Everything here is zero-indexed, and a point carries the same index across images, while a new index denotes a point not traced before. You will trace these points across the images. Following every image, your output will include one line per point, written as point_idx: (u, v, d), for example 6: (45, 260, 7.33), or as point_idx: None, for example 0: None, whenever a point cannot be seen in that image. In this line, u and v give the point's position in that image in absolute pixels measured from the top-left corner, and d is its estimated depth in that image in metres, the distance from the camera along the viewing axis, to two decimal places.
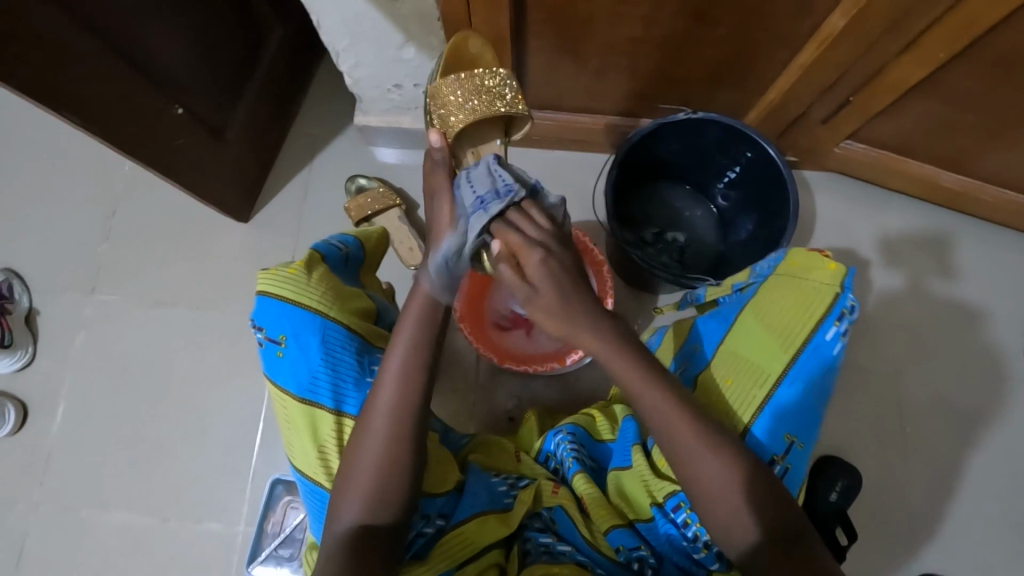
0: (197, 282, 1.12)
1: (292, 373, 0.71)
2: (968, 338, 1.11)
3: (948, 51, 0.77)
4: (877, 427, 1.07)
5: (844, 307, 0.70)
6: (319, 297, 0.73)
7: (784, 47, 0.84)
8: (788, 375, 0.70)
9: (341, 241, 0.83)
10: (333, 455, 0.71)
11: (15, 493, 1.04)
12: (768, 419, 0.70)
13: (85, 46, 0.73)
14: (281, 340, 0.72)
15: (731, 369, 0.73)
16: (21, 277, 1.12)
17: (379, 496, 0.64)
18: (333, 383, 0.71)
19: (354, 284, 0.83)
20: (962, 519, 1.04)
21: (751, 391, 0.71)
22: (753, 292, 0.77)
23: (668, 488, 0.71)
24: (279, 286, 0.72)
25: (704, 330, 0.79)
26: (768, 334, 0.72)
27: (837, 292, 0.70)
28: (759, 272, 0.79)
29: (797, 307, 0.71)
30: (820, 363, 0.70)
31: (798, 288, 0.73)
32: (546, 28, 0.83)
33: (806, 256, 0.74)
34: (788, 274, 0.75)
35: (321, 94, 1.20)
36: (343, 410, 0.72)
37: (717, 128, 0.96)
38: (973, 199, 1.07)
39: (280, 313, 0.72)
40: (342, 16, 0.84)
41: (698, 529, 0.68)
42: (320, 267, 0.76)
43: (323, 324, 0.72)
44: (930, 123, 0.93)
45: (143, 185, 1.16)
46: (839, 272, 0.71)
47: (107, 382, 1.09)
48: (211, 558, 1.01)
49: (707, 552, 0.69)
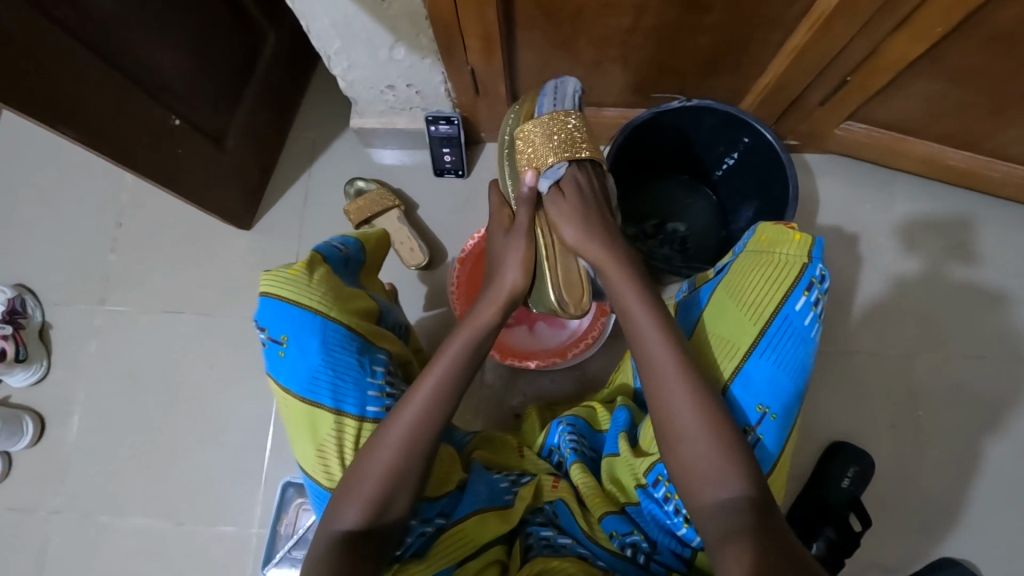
0: (203, 289, 1.14)
1: (293, 373, 0.72)
2: (982, 319, 1.08)
3: (946, 26, 0.75)
4: (890, 413, 1.05)
5: (812, 277, 0.70)
6: (319, 298, 0.73)
7: (776, 31, 0.82)
8: (758, 347, 0.69)
9: (342, 241, 0.84)
10: (334, 455, 0.72)
11: (36, 501, 1.07)
12: (739, 389, 0.70)
13: (78, 61, 0.74)
14: (283, 341, 0.73)
15: (705, 345, 0.73)
16: (31, 292, 1.15)
17: (384, 497, 0.65)
18: (334, 384, 0.72)
19: (357, 285, 0.84)
20: (980, 503, 1.02)
21: (723, 364, 0.71)
22: (724, 269, 0.74)
23: (647, 464, 0.72)
24: (280, 288, 0.73)
25: (686, 312, 0.78)
26: (737, 308, 0.71)
27: (804, 263, 0.70)
28: (733, 250, 0.76)
29: (764, 281, 0.70)
30: (792, 335, 0.69)
31: (767, 262, 0.71)
32: (534, 22, 0.82)
33: (774, 231, 0.72)
34: (757, 250, 0.72)
35: (319, 98, 1.21)
36: (344, 409, 0.72)
37: (714, 115, 0.95)
38: (982, 176, 1.05)
39: (282, 315, 0.72)
40: (331, 21, 0.84)
41: (678, 504, 0.68)
42: (321, 268, 0.77)
43: (322, 325, 0.73)
44: (932, 100, 0.91)
45: (148, 195, 1.18)
46: (805, 243, 0.70)
47: (121, 391, 1.11)
48: (227, 560, 1.03)
49: (689, 529, 0.69)
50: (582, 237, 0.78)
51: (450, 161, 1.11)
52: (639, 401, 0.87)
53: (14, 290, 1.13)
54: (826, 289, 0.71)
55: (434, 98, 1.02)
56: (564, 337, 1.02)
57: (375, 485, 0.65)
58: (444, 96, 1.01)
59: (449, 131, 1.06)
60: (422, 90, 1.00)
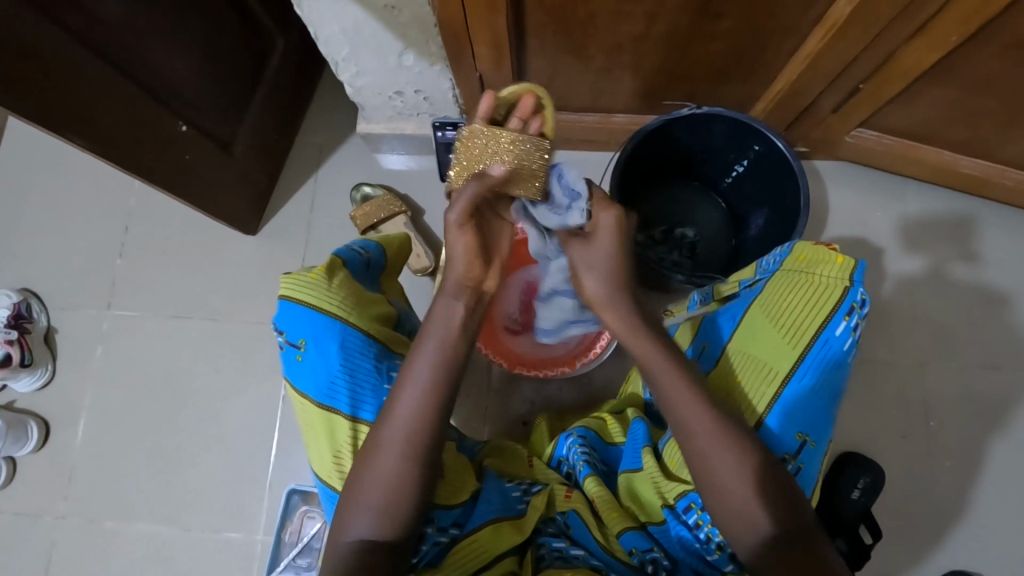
0: (209, 294, 1.13)
1: (311, 377, 0.73)
2: (993, 329, 1.07)
3: (962, 34, 0.74)
4: (899, 421, 1.04)
5: (853, 301, 0.69)
6: (340, 303, 0.73)
7: (788, 38, 0.81)
8: (797, 372, 0.69)
9: (362, 245, 0.84)
10: (349, 460, 0.72)
11: (42, 506, 1.07)
12: (779, 416, 0.69)
13: (88, 66, 0.74)
14: (301, 345, 0.73)
15: (740, 365, 0.72)
16: (38, 296, 1.14)
17: (393, 507, 0.64)
18: (352, 390, 0.73)
19: (376, 289, 0.85)
20: (991, 515, 1.00)
21: (761, 388, 0.70)
22: (761, 287, 0.75)
23: (678, 489, 0.71)
24: (302, 291, 0.73)
25: (713, 328, 0.78)
26: (776, 331, 0.71)
27: (845, 286, 0.70)
28: (765, 267, 0.77)
29: (806, 303, 0.70)
30: (830, 360, 0.69)
31: (807, 283, 0.71)
32: (547, 29, 0.81)
33: (814, 250, 0.73)
34: (795, 269, 0.73)
35: (326, 103, 1.20)
36: (360, 416, 0.73)
37: (725, 122, 0.94)
38: (993, 184, 1.03)
39: (301, 319, 0.73)
40: (340, 27, 0.84)
41: (710, 532, 0.68)
42: (341, 272, 0.77)
43: (342, 330, 0.73)
44: (946, 108, 0.90)
45: (154, 199, 1.18)
46: (847, 265, 0.70)
47: (127, 396, 1.11)
48: (233, 565, 1.03)
49: (721, 556, 0.68)
50: (601, 295, 0.72)
51: None
52: (650, 413, 0.89)
53: (21, 294, 1.12)
54: (866, 312, 0.70)
55: (441, 104, 1.02)
56: (573, 344, 1.01)
57: (381, 493, 0.64)
58: (452, 102, 1.00)
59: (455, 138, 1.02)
60: (430, 96, 0.99)
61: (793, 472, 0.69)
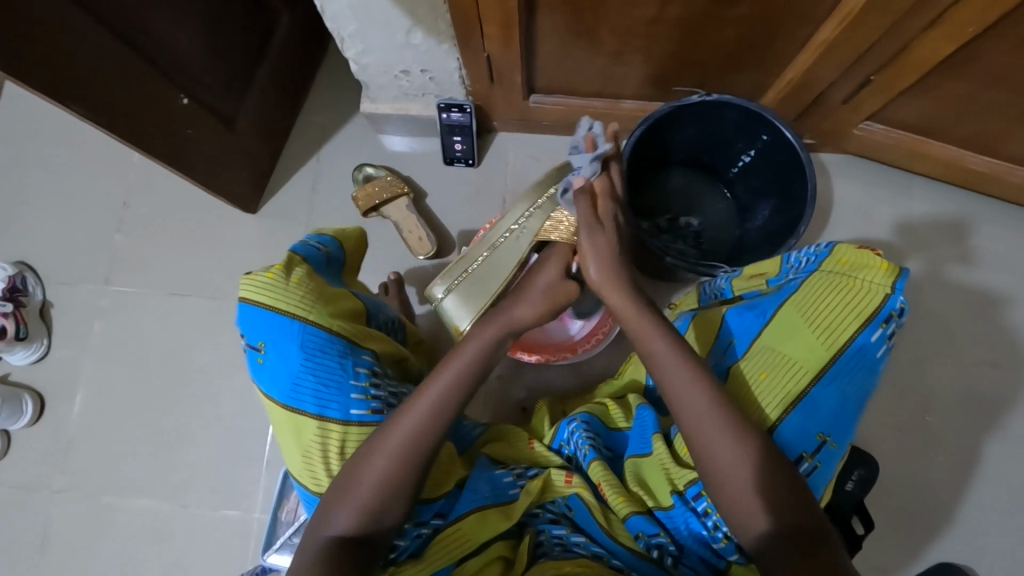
0: (208, 272, 1.12)
1: (275, 379, 0.72)
2: (992, 326, 1.07)
3: (980, 26, 0.73)
4: (897, 415, 1.05)
5: (892, 309, 0.70)
6: (298, 302, 0.72)
7: (803, 26, 0.80)
8: (829, 372, 0.70)
9: (320, 241, 0.83)
10: (318, 459, 0.72)
11: (37, 481, 1.06)
12: (803, 413, 0.69)
13: (90, 34, 0.72)
14: (261, 347, 0.72)
15: (767, 360, 0.72)
16: (34, 270, 1.13)
17: (378, 507, 0.63)
18: (316, 389, 0.72)
19: (339, 283, 0.84)
20: (982, 508, 1.01)
21: (789, 386, 0.70)
22: (795, 286, 0.74)
23: (689, 476, 0.71)
24: (257, 294, 0.72)
25: (738, 322, 0.77)
26: (812, 332, 0.71)
27: (886, 293, 0.70)
28: (802, 265, 0.76)
29: (845, 306, 0.70)
30: (861, 362, 0.70)
31: (848, 287, 0.71)
32: (558, 11, 0.80)
33: (857, 254, 0.72)
34: (837, 271, 0.72)
35: (330, 81, 1.19)
36: (327, 415, 0.72)
37: (736, 109, 0.93)
38: (999, 181, 1.03)
39: (260, 321, 0.72)
40: (349, 2, 0.82)
41: (719, 520, 0.67)
42: (299, 268, 0.75)
43: (302, 329, 0.72)
44: (958, 102, 0.89)
45: (153, 174, 1.17)
46: (892, 272, 0.70)
47: (124, 373, 1.10)
48: (228, 543, 1.03)
49: (728, 545, 0.68)
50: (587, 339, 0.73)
51: (461, 150, 1.09)
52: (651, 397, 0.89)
53: (16, 268, 1.11)
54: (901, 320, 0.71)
55: (448, 85, 1.00)
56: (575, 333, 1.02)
57: (370, 493, 0.63)
58: (459, 83, 0.99)
59: (461, 120, 1.05)
60: (437, 76, 0.98)
61: (808, 471, 0.69)
